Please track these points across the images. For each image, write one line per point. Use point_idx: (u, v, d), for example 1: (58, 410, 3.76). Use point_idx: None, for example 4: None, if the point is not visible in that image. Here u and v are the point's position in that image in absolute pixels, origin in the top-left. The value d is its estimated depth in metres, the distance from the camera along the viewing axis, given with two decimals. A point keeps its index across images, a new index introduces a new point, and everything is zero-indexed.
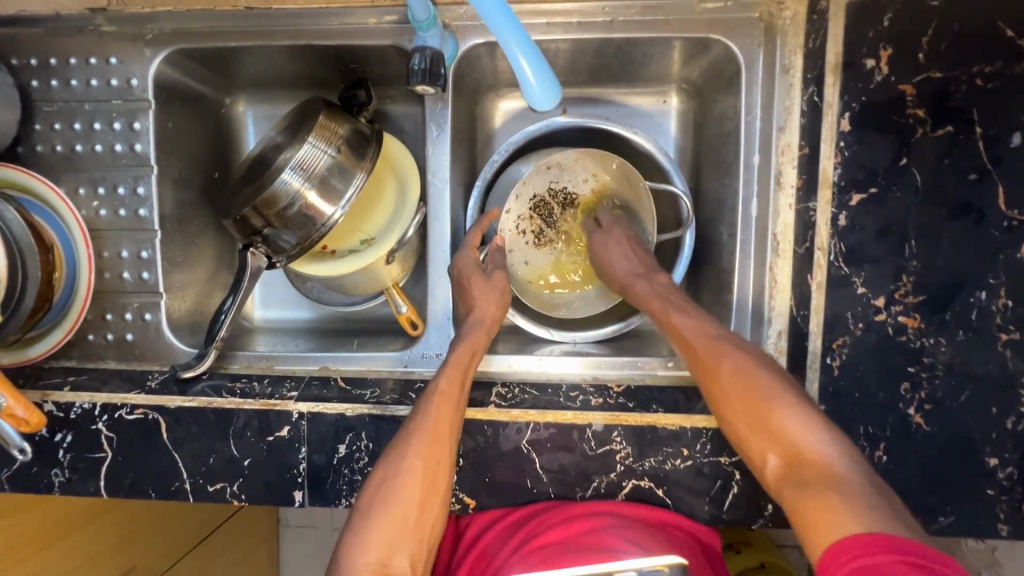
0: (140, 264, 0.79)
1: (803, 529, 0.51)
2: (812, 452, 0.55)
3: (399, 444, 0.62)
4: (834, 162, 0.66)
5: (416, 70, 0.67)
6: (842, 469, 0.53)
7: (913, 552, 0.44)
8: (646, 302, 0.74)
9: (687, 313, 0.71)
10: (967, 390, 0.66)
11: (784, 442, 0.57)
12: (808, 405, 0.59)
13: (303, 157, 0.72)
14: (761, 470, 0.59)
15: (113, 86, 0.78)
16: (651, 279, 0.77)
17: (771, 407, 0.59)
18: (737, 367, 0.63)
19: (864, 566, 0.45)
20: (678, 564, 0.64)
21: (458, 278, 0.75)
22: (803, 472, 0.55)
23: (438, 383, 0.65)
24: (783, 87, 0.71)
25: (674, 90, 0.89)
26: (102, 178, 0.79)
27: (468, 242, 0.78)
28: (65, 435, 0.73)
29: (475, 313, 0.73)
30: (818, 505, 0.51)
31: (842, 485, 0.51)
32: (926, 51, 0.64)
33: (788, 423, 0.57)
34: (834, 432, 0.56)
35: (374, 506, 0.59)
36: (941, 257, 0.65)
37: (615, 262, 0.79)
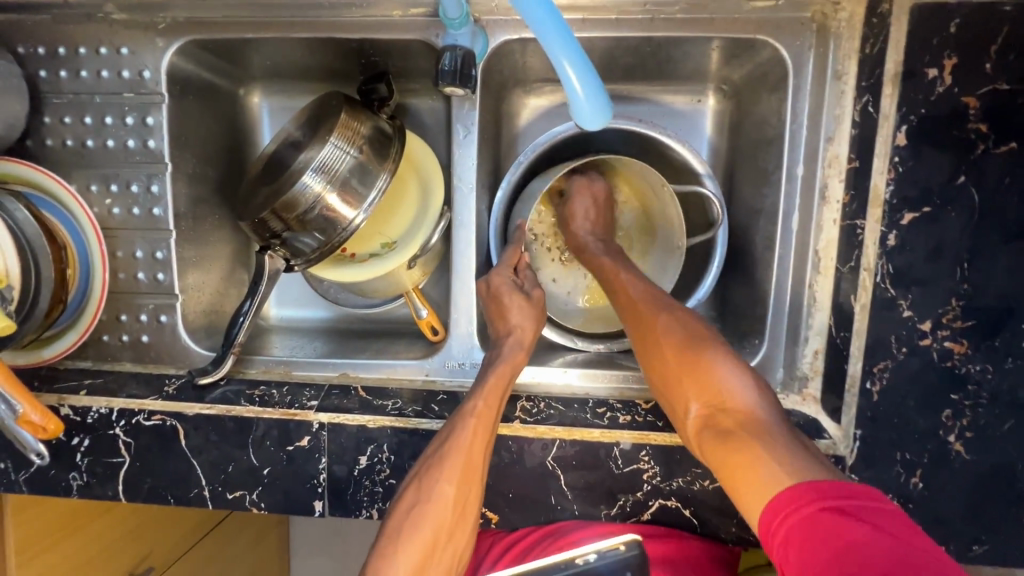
0: (155, 265, 0.77)
1: (728, 479, 0.52)
2: (735, 404, 0.57)
3: (430, 468, 0.60)
4: (887, 179, 0.63)
5: (446, 71, 0.64)
6: (763, 417, 0.55)
7: (832, 493, 0.44)
8: (595, 262, 0.77)
9: (632, 271, 0.73)
10: (1012, 420, 0.63)
11: (709, 392, 0.58)
12: (738, 359, 0.60)
13: (324, 158, 0.68)
14: (683, 420, 0.60)
15: (125, 78, 0.75)
16: (606, 244, 0.79)
17: (701, 360, 0.60)
18: (672, 322, 0.64)
19: (797, 523, 0.44)
20: (633, 542, 0.65)
21: (494, 296, 0.71)
22: (724, 423, 0.56)
23: (475, 407, 0.63)
24: (833, 94, 0.68)
25: (710, 90, 0.84)
26: (115, 175, 0.76)
27: (508, 259, 0.74)
28: (82, 439, 0.72)
29: (514, 332, 0.69)
30: (739, 452, 0.52)
31: (763, 433, 0.53)
32: (995, 61, 0.59)
33: (716, 377, 0.58)
34: (757, 383, 0.58)
35: (404, 530, 0.58)
36: (995, 281, 0.62)
37: (577, 218, 0.81)
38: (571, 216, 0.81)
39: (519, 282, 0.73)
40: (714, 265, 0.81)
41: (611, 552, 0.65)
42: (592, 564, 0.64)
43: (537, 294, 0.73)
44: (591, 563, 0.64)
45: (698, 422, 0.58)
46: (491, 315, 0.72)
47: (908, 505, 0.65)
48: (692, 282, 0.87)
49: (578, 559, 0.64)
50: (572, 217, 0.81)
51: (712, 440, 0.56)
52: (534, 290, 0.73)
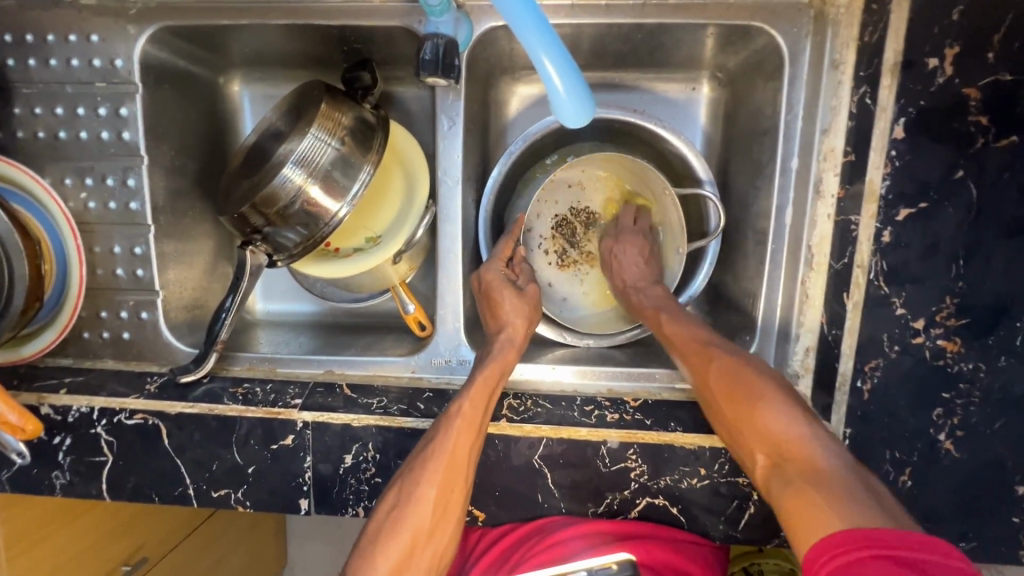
0: (134, 260, 0.75)
1: (791, 528, 0.49)
2: (794, 447, 0.54)
3: (413, 469, 0.60)
4: (883, 173, 0.61)
5: (427, 60, 0.62)
6: (824, 462, 0.52)
7: (888, 542, 0.42)
8: (642, 311, 0.74)
9: (686, 316, 0.71)
10: (1003, 418, 0.62)
11: (767, 437, 0.56)
12: (797, 402, 0.57)
13: (305, 151, 0.66)
14: (749, 467, 0.58)
15: (96, 67, 0.72)
16: (654, 288, 0.76)
17: (755, 404, 0.58)
18: (727, 368, 0.62)
19: (843, 565, 0.43)
20: (626, 562, 0.68)
21: (485, 292, 0.70)
22: (788, 468, 0.53)
23: (460, 406, 0.61)
24: (830, 84, 0.66)
25: (705, 77, 0.82)
26: (90, 168, 0.74)
27: (500, 251, 0.73)
28: (63, 438, 0.71)
29: (505, 329, 0.69)
30: (801, 499, 0.49)
31: (825, 479, 0.50)
32: (997, 51, 0.57)
33: (773, 421, 0.56)
34: (818, 428, 0.55)
35: (383, 531, 0.58)
36: (991, 279, 0.60)
37: (624, 265, 0.78)
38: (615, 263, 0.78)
39: (511, 277, 0.73)
40: (707, 261, 0.81)
41: (603, 572, 0.68)
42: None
43: (530, 289, 0.72)
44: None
45: (763, 468, 0.56)
46: (485, 311, 0.72)
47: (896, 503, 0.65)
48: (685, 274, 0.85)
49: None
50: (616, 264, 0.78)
51: (777, 485, 0.53)
52: (527, 285, 0.73)
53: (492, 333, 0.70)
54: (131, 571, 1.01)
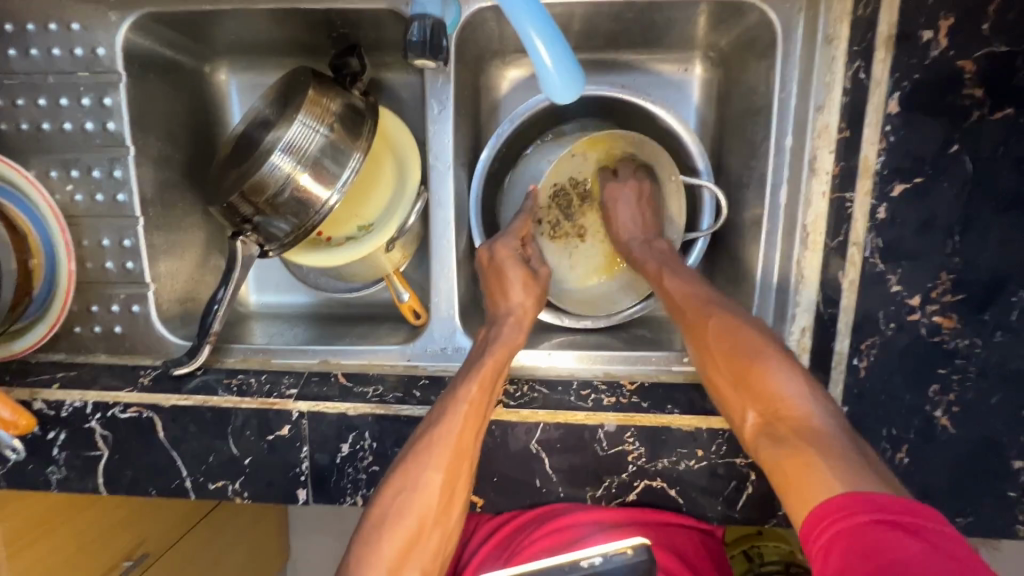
0: (124, 253, 0.74)
1: (786, 491, 0.49)
2: (791, 409, 0.53)
3: (418, 453, 0.59)
4: (877, 149, 0.61)
5: (415, 42, 0.61)
6: (820, 423, 0.51)
7: (890, 507, 0.42)
8: (641, 262, 0.73)
9: (678, 273, 0.70)
10: (999, 393, 0.62)
11: (764, 398, 0.55)
12: (794, 362, 0.57)
13: (294, 138, 0.65)
14: (740, 428, 0.58)
15: (78, 56, 0.71)
16: (650, 243, 0.75)
17: (755, 364, 0.57)
18: (723, 327, 0.61)
19: (843, 530, 0.42)
20: (641, 546, 0.60)
21: (496, 267, 0.70)
22: (781, 428, 0.53)
23: (468, 392, 0.61)
24: (824, 60, 0.63)
25: (698, 58, 0.81)
26: (75, 160, 0.73)
27: (516, 229, 0.72)
28: (57, 433, 0.71)
29: (514, 313, 0.68)
30: (795, 460, 0.49)
31: (822, 440, 0.50)
32: (992, 21, 0.56)
33: (772, 382, 0.55)
34: (816, 390, 0.54)
35: (388, 517, 0.57)
36: (986, 254, 0.60)
37: (622, 216, 0.77)
38: (614, 216, 0.77)
39: (524, 257, 0.72)
40: (698, 247, 0.82)
41: (618, 557, 0.60)
42: (598, 568, 0.59)
43: (543, 271, 0.72)
44: (596, 566, 0.60)
45: (754, 429, 0.55)
46: (491, 290, 0.71)
47: None
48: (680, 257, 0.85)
49: (582, 562, 0.60)
50: (614, 217, 0.77)
51: (769, 446, 0.53)
52: (539, 267, 0.73)
53: (499, 315, 0.68)
54: (133, 566, 1.01)
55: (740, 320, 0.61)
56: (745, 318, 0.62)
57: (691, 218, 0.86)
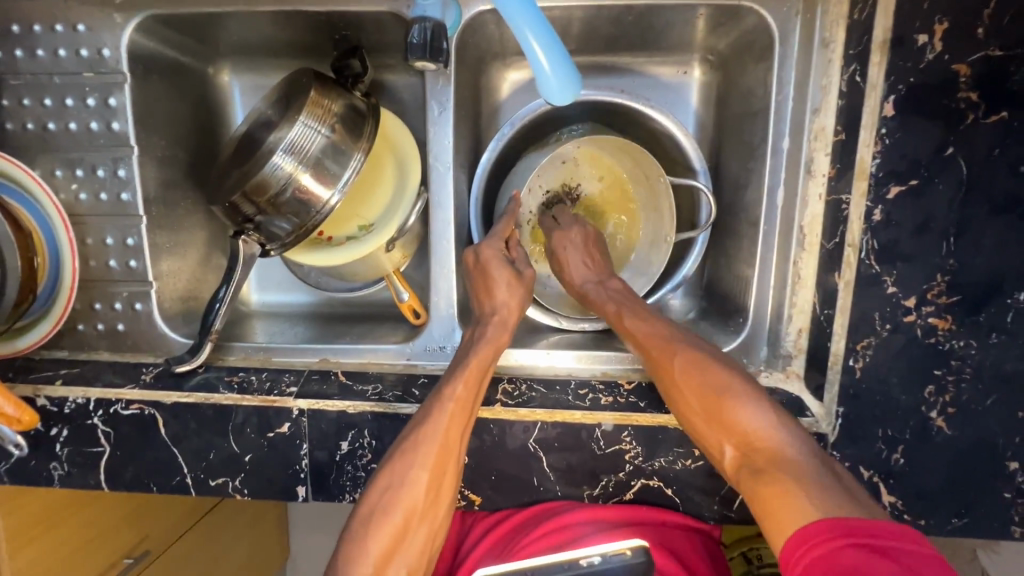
0: (127, 251, 0.75)
1: (769, 525, 0.49)
2: (764, 440, 0.54)
3: (405, 451, 0.60)
4: (873, 152, 0.61)
5: (415, 44, 0.62)
6: (794, 454, 0.52)
7: (863, 530, 0.43)
8: (600, 307, 0.72)
9: (637, 313, 0.69)
10: (995, 394, 0.62)
11: (736, 430, 0.56)
12: (762, 392, 0.58)
13: (295, 138, 0.66)
14: (717, 460, 0.58)
15: (83, 57, 0.72)
16: (606, 285, 0.74)
17: (726, 397, 0.57)
18: (688, 365, 0.61)
19: (821, 556, 0.43)
20: (639, 547, 0.62)
21: (482, 268, 0.69)
22: (757, 460, 0.53)
23: (454, 390, 0.61)
24: (821, 63, 0.66)
25: (697, 61, 0.82)
26: (80, 159, 0.74)
27: (499, 231, 0.72)
28: (60, 429, 0.71)
29: (499, 311, 0.68)
30: (773, 492, 0.50)
31: (799, 471, 0.51)
32: (988, 25, 0.56)
33: (744, 414, 0.56)
34: (784, 419, 0.56)
35: (375, 515, 0.57)
36: (983, 255, 0.60)
37: (570, 266, 0.76)
38: (564, 267, 0.76)
39: (509, 257, 0.72)
40: (698, 248, 0.83)
41: (616, 557, 0.62)
42: (597, 568, 0.61)
43: (528, 274, 0.70)
44: (595, 565, 0.61)
45: (732, 462, 0.56)
46: (478, 291, 0.70)
47: (889, 480, 0.66)
48: (679, 258, 0.86)
49: (582, 561, 0.61)
50: (564, 267, 0.76)
51: (748, 480, 0.53)
52: (526, 268, 0.71)
53: (485, 313, 0.68)
54: (134, 563, 1.02)
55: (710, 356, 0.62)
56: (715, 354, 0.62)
57: (689, 220, 0.87)
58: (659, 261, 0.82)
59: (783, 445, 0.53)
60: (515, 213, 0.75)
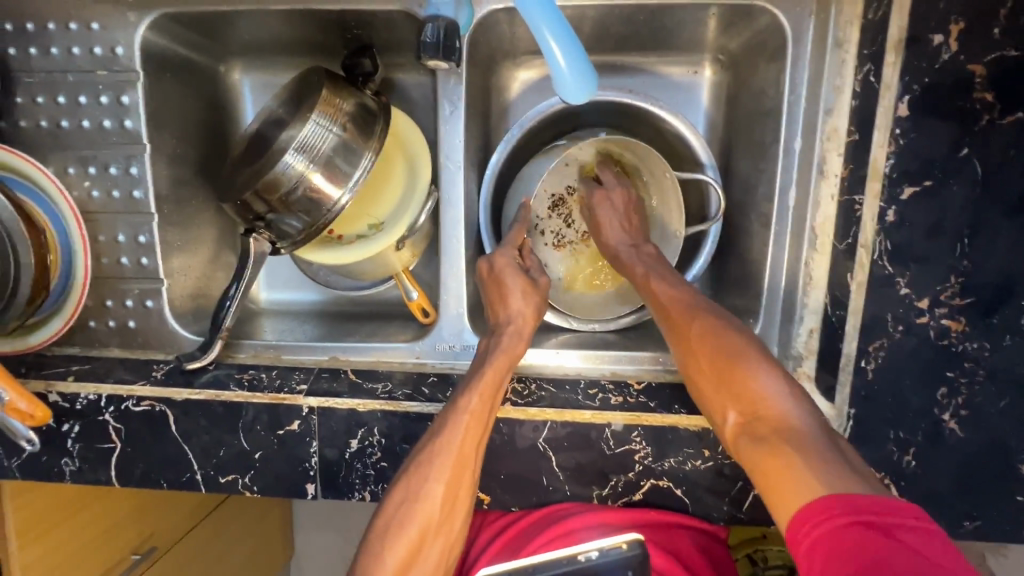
0: (138, 249, 0.76)
1: (768, 492, 0.49)
2: (771, 409, 0.53)
3: (420, 465, 0.60)
4: (887, 153, 0.61)
5: (428, 43, 0.62)
6: (800, 422, 0.51)
7: (869, 508, 0.42)
8: (628, 268, 0.72)
9: (662, 277, 0.69)
10: (1008, 397, 0.62)
11: (745, 397, 0.55)
12: (777, 364, 0.56)
13: (307, 137, 0.66)
14: (722, 428, 0.58)
15: (97, 55, 0.72)
16: (638, 249, 0.74)
17: (738, 365, 0.56)
18: (704, 329, 0.60)
19: (825, 535, 0.42)
20: (636, 541, 0.64)
21: (495, 278, 0.69)
22: (760, 427, 0.53)
23: (469, 403, 0.61)
24: (835, 63, 0.66)
25: (708, 60, 0.82)
26: (93, 157, 0.74)
27: (511, 240, 0.72)
28: (72, 425, 0.71)
29: (514, 321, 0.67)
30: (774, 462, 0.49)
31: (802, 440, 0.50)
32: (1003, 26, 0.56)
33: (754, 382, 0.55)
34: (796, 388, 0.54)
35: (391, 529, 0.58)
36: (998, 257, 0.59)
37: (605, 227, 0.76)
38: (599, 227, 0.76)
39: (522, 265, 0.72)
40: (707, 247, 0.82)
41: (614, 551, 0.64)
42: (594, 562, 0.63)
43: (542, 280, 0.71)
44: (593, 560, 0.63)
45: (736, 428, 0.55)
46: (490, 299, 0.70)
47: (900, 483, 0.66)
48: (688, 257, 0.86)
49: (579, 556, 0.63)
50: (599, 228, 0.76)
51: (748, 447, 0.53)
52: (540, 276, 0.71)
53: (500, 323, 0.68)
54: (141, 559, 1.02)
55: (724, 322, 0.60)
56: (729, 320, 0.61)
57: (699, 221, 0.87)
58: (668, 261, 0.82)
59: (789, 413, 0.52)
60: (525, 220, 0.75)
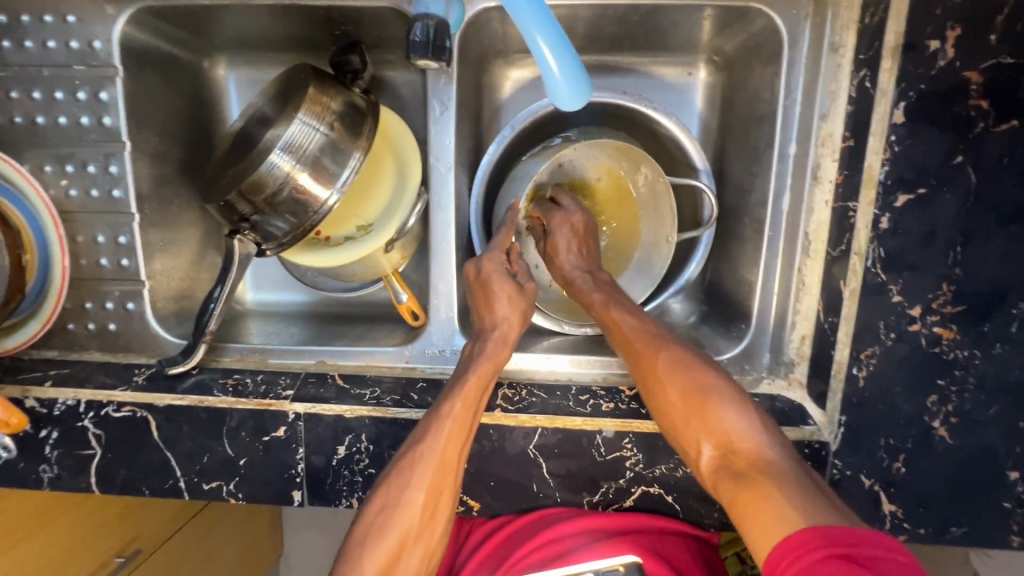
0: (119, 250, 0.73)
1: (744, 527, 0.49)
2: (744, 441, 0.54)
3: (401, 472, 0.59)
4: (881, 159, 0.60)
5: (418, 42, 0.60)
6: (772, 454, 0.53)
7: (843, 539, 0.42)
8: (585, 297, 0.71)
9: (625, 306, 0.68)
10: (997, 405, 0.62)
11: (717, 431, 0.55)
12: (745, 397, 0.58)
13: (293, 136, 0.65)
14: (695, 462, 0.57)
15: (74, 49, 0.70)
16: (595, 276, 0.73)
17: (707, 398, 0.57)
18: (674, 363, 0.61)
19: (803, 569, 0.42)
20: (632, 564, 0.67)
21: (482, 281, 0.67)
22: (736, 461, 0.53)
23: (452, 408, 0.60)
24: (830, 68, 0.66)
25: (702, 62, 0.81)
26: (70, 155, 0.72)
27: (498, 243, 0.71)
28: (50, 431, 0.69)
29: (499, 326, 0.66)
30: (751, 497, 0.49)
31: (775, 471, 0.51)
32: (1000, 32, 0.56)
33: (724, 416, 0.56)
34: (765, 421, 0.56)
35: (371, 536, 0.58)
36: (989, 265, 0.59)
37: (559, 251, 0.74)
38: (554, 253, 0.74)
39: (510, 270, 0.70)
40: (700, 250, 0.82)
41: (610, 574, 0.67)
42: None
43: (530, 286, 0.68)
44: None
45: (710, 463, 0.55)
46: (478, 303, 0.69)
47: (889, 489, 0.65)
48: (682, 261, 0.86)
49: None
50: (555, 253, 0.74)
51: (726, 481, 0.53)
52: (527, 281, 0.69)
53: (485, 328, 0.67)
54: (126, 562, 1.00)
55: (691, 356, 0.61)
56: (697, 353, 0.62)
57: (693, 223, 0.86)
58: (662, 264, 0.81)
59: (762, 446, 0.53)
60: (513, 223, 0.74)
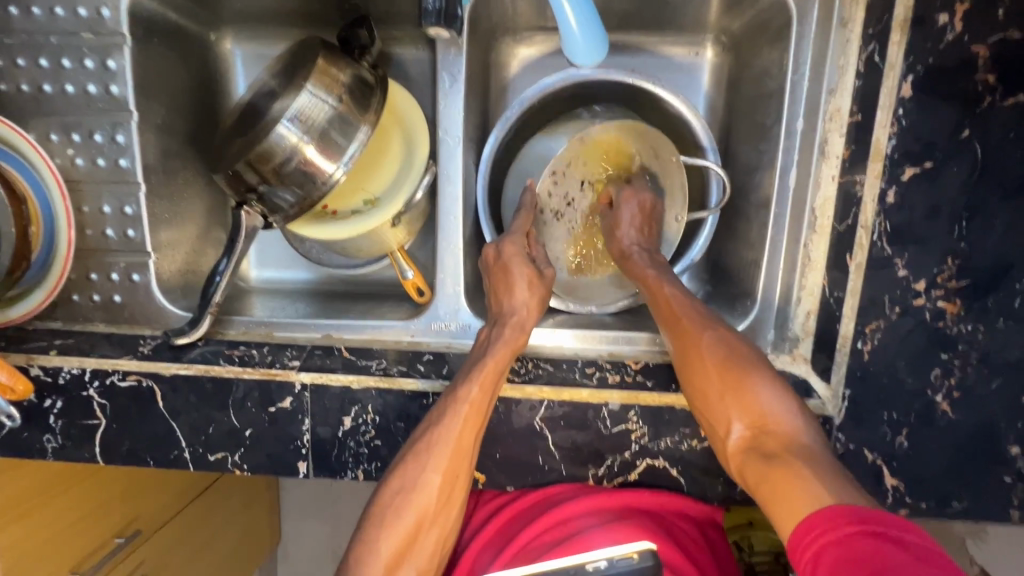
0: (124, 221, 0.73)
1: (772, 505, 0.50)
2: (779, 423, 0.56)
3: (418, 453, 0.60)
4: (889, 133, 0.61)
5: (430, 9, 0.62)
6: (808, 438, 0.54)
7: (876, 519, 0.43)
8: (640, 273, 0.71)
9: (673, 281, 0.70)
10: (999, 379, 0.62)
11: (754, 411, 0.57)
12: (781, 380, 0.59)
13: (302, 107, 0.64)
14: (721, 440, 0.59)
15: (81, 16, 0.69)
16: (651, 255, 0.74)
17: (746, 377, 0.59)
18: (718, 340, 0.62)
19: (831, 541, 0.43)
20: (648, 551, 0.59)
21: (502, 264, 0.68)
22: (767, 442, 0.55)
23: (469, 392, 0.60)
24: (839, 43, 0.66)
25: (709, 42, 0.82)
26: (76, 124, 0.71)
27: (518, 226, 0.71)
28: (55, 401, 0.69)
29: (518, 312, 0.67)
30: (783, 475, 0.51)
31: (810, 454, 0.52)
32: (1008, 6, 0.56)
33: (761, 398, 0.57)
34: (801, 405, 0.57)
35: (388, 513, 0.59)
36: (993, 239, 0.59)
37: (621, 227, 0.75)
38: (616, 225, 0.75)
39: (529, 254, 0.71)
40: (706, 228, 0.83)
41: (623, 562, 0.59)
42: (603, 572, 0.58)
43: (548, 272, 0.70)
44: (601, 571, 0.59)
45: (740, 441, 0.57)
46: (495, 287, 0.69)
47: (892, 464, 0.66)
48: (687, 242, 0.86)
49: (587, 566, 0.59)
50: (616, 225, 0.75)
51: (756, 462, 0.54)
52: (546, 267, 0.71)
53: (503, 312, 0.67)
54: (125, 543, 0.99)
55: (725, 336, 0.63)
56: (729, 332, 0.63)
57: (698, 204, 0.87)
58: (668, 243, 0.81)
59: (796, 429, 0.55)
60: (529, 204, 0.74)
